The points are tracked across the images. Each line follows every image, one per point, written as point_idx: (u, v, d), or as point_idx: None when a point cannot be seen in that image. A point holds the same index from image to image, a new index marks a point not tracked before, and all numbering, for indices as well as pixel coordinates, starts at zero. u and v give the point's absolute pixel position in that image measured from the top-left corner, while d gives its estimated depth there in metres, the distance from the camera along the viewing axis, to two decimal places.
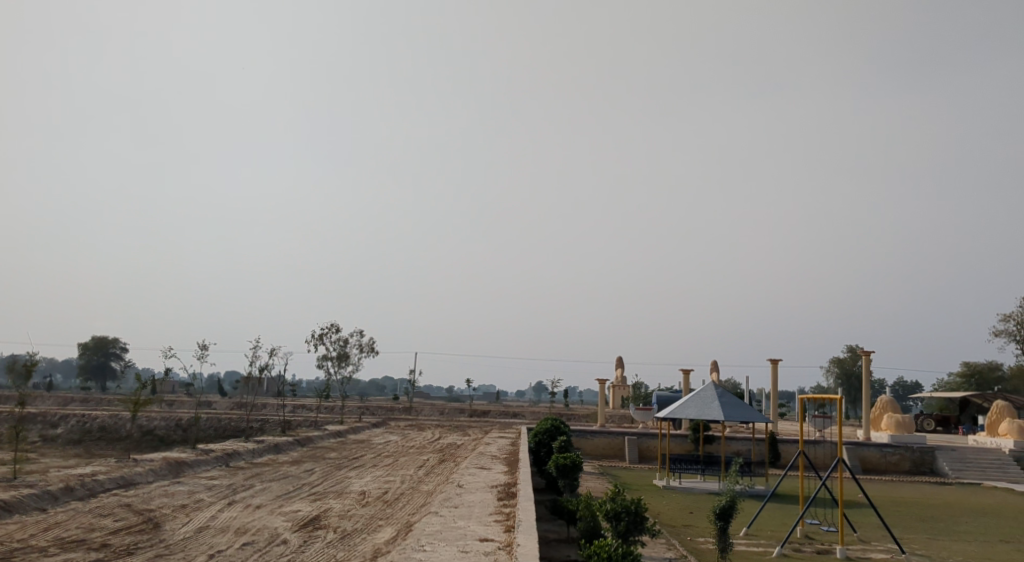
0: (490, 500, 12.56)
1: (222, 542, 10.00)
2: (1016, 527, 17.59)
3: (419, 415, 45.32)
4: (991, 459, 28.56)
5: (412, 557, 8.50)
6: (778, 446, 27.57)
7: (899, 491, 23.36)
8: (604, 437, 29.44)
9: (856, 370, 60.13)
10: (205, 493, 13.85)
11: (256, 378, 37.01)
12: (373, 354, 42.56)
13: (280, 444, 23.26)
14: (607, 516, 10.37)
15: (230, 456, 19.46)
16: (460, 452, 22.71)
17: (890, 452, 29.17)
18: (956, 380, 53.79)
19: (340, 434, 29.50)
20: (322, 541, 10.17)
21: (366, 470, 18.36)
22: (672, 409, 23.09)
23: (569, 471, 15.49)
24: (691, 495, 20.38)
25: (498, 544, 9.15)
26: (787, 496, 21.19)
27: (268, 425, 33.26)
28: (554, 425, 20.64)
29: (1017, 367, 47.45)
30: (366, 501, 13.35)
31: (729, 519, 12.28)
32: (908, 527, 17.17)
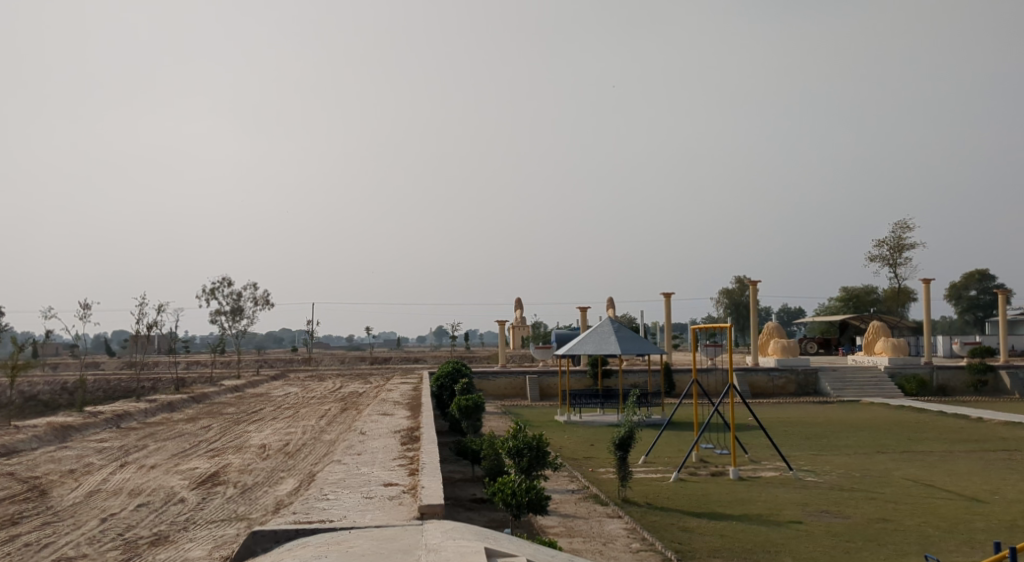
0: (394, 445, 12.55)
1: (115, 505, 9.61)
2: (890, 438, 19.04)
3: (320, 366, 44.75)
4: (868, 377, 30.68)
5: (315, 506, 8.39)
6: (673, 376, 28.71)
7: (785, 412, 24.82)
8: (506, 377, 29.88)
9: (744, 300, 62.99)
10: (95, 456, 13.26)
11: (145, 336, 35.51)
12: (268, 306, 41.46)
13: (175, 402, 22.51)
14: (510, 453, 10.52)
15: (121, 418, 18.68)
16: (363, 400, 22.58)
17: (776, 376, 30.92)
18: (836, 303, 57.22)
19: (239, 388, 28.80)
20: (222, 497, 9.94)
21: (267, 423, 18.01)
22: (571, 346, 23.58)
23: (472, 412, 15.64)
24: (592, 429, 21.01)
25: (402, 488, 9.15)
26: (683, 424, 22.14)
27: (161, 384, 32.09)
28: (455, 368, 20.75)
29: (890, 290, 50.83)
30: (267, 454, 13.09)
31: (628, 448, 12.72)
32: (795, 445, 18.30)
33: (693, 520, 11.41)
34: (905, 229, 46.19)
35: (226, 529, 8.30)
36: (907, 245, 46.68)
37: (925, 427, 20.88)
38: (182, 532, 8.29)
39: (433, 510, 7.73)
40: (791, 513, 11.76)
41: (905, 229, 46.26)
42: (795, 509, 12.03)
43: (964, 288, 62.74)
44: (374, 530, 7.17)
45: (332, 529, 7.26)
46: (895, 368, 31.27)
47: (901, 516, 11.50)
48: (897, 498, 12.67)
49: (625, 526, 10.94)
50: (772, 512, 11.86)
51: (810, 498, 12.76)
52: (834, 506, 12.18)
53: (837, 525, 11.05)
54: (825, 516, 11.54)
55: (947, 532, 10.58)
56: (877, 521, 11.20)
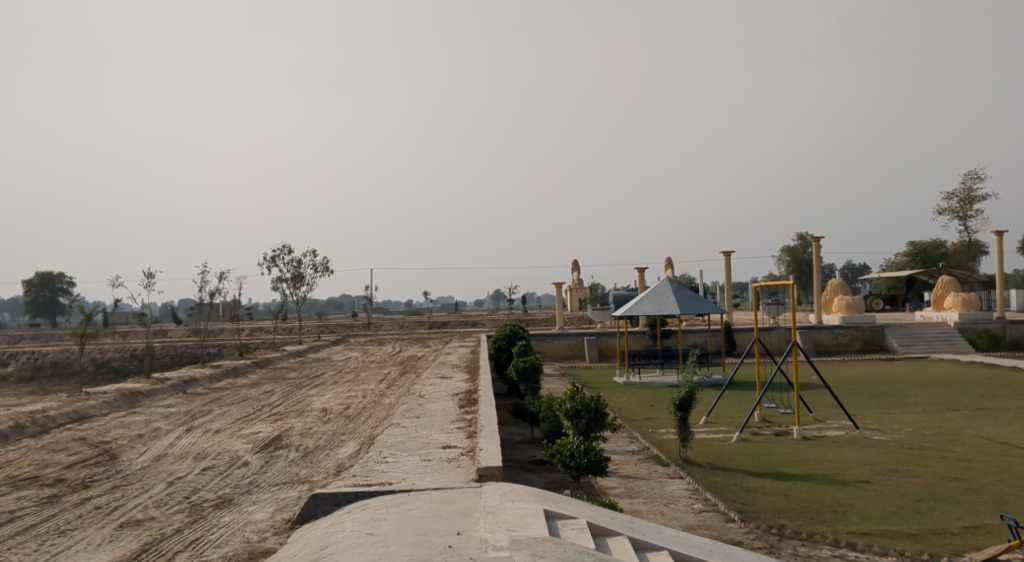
0: (452, 408, 12.57)
1: (181, 469, 9.83)
2: (962, 395, 18.35)
3: (379, 330, 45.36)
4: (937, 333, 29.67)
5: (375, 469, 8.40)
6: (733, 335, 28.21)
7: (850, 370, 24.17)
8: (563, 339, 29.78)
9: (806, 257, 61.44)
10: (163, 421, 13.61)
11: (209, 304, 36.43)
12: (327, 273, 42.01)
13: (239, 368, 23.05)
14: (568, 415, 10.39)
15: (187, 384, 19.17)
16: (421, 364, 22.75)
17: (841, 333, 30.14)
18: (902, 259, 55.40)
19: (300, 353, 29.37)
20: (284, 460, 10.06)
21: (328, 387, 18.28)
22: (629, 307, 23.29)
23: (530, 374, 15.56)
24: (651, 389, 20.79)
25: (461, 450, 9.11)
26: (744, 383, 21.74)
27: (226, 350, 32.88)
28: (512, 330, 20.71)
29: (960, 243, 48.94)
30: (328, 418, 13.27)
31: (688, 409, 12.48)
32: (861, 404, 17.79)
33: (757, 480, 11.16)
34: (977, 179, 44.21)
35: (288, 492, 8.40)
36: (978, 196, 44.73)
37: (999, 383, 20.09)
38: (245, 495, 8.41)
39: (492, 472, 7.67)
40: (858, 473, 11.40)
41: (976, 179, 44.29)
42: (863, 469, 11.66)
43: None
44: (433, 492, 7.13)
45: (391, 492, 7.26)
46: (965, 323, 30.16)
47: (974, 474, 11.04)
48: (970, 456, 12.18)
49: (686, 487, 10.76)
50: (838, 472, 11.52)
51: (878, 457, 12.36)
52: (903, 465, 11.77)
53: (907, 485, 10.67)
54: (895, 476, 11.14)
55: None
56: (949, 480, 10.77)
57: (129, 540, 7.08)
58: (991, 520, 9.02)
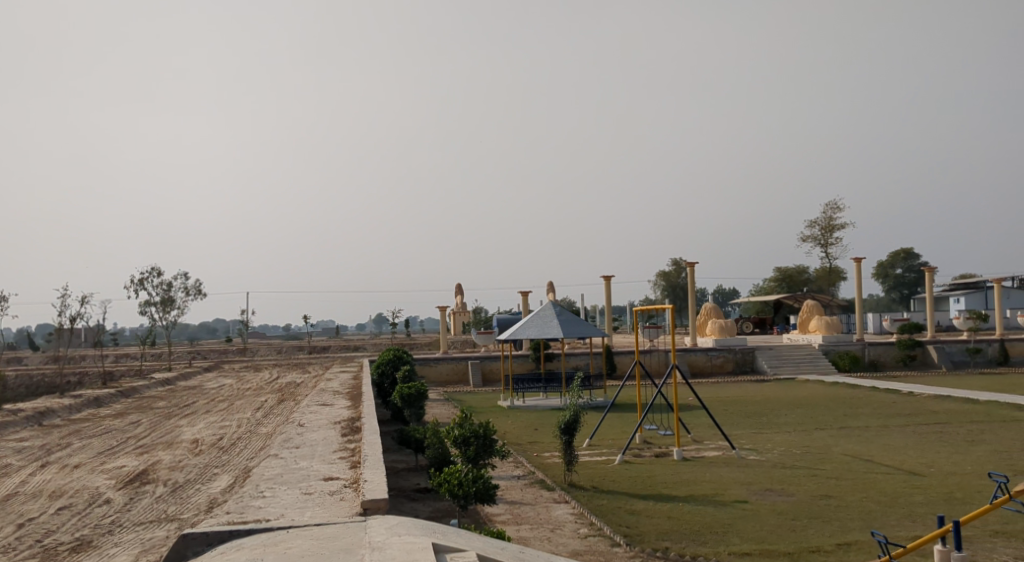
0: (334, 437, 12.12)
1: (33, 509, 8.97)
2: (827, 414, 19.36)
3: (256, 356, 43.62)
4: (802, 355, 31.32)
5: (251, 505, 7.91)
6: (614, 358, 28.80)
7: (724, 391, 25.13)
8: (448, 363, 29.55)
9: (681, 281, 63.83)
10: (13, 456, 12.45)
11: (69, 329, 33.98)
12: (200, 296, 40.10)
13: (101, 397, 21.52)
14: (456, 442, 10.20)
15: (43, 415, 17.69)
16: (301, 390, 21.99)
17: (715, 355, 31.31)
18: (770, 283, 58.49)
19: (170, 381, 27.79)
20: (151, 496, 9.37)
21: (200, 417, 17.30)
22: (513, 330, 23.36)
23: (414, 400, 15.25)
24: (536, 413, 20.85)
25: (344, 482, 8.75)
26: (626, 405, 22.18)
27: (87, 379, 30.69)
28: (396, 355, 20.31)
29: (822, 269, 52.11)
30: (200, 450, 12.50)
31: (573, 432, 12.53)
32: (736, 424, 18.44)
33: (640, 502, 11.30)
34: (836, 209, 47.31)
35: (155, 531, 7.79)
36: (837, 225, 47.85)
37: (858, 402, 21.35)
38: (106, 536, 7.74)
39: (377, 505, 7.37)
40: (736, 493, 11.74)
41: (836, 210, 47.36)
42: (741, 488, 12.02)
43: (890, 266, 64.81)
44: (314, 528, 6.78)
45: (269, 529, 6.84)
46: (828, 345, 31.99)
47: (843, 492, 11.58)
48: (838, 474, 12.78)
49: (572, 511, 10.76)
50: (717, 492, 11.82)
51: (753, 477, 12.77)
52: (777, 484, 12.21)
53: (783, 504, 11.05)
54: (771, 495, 11.54)
55: (889, 507, 10.67)
56: (820, 498, 11.24)
57: None
58: (860, 536, 9.44)
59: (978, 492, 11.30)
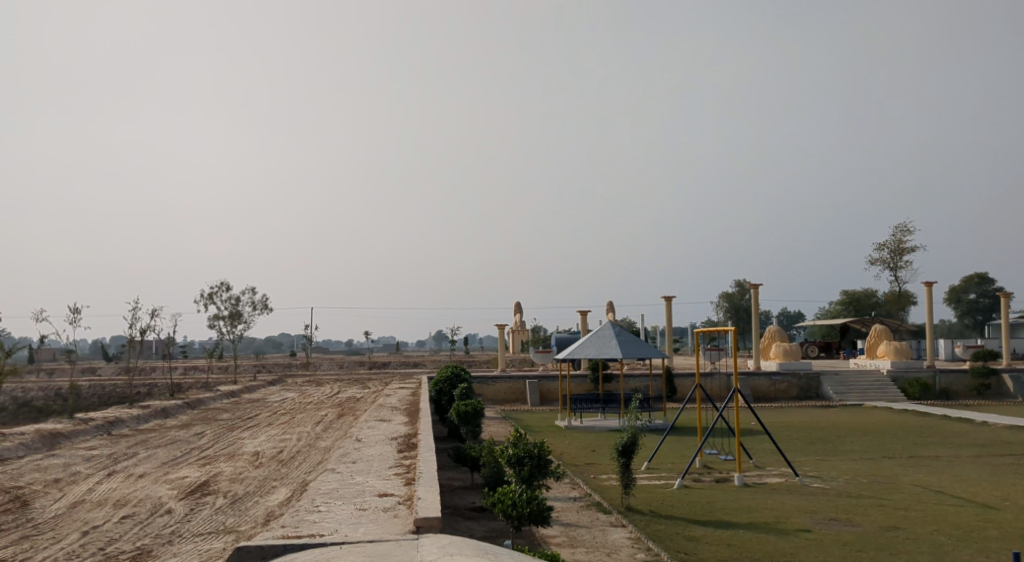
0: (390, 453, 12.17)
1: (98, 517, 9.22)
2: (896, 443, 18.65)
3: (318, 370, 44.36)
4: (870, 381, 30.31)
5: (306, 519, 7.97)
6: (674, 380, 28.33)
7: (787, 416, 24.45)
8: (506, 382, 29.51)
9: (744, 303, 62.65)
10: (83, 464, 12.86)
11: (142, 341, 35.15)
12: (266, 311, 41.01)
13: (169, 408, 22.14)
14: (511, 462, 10.12)
15: (112, 424, 18.25)
16: (360, 405, 22.22)
17: (778, 380, 30.54)
18: (836, 306, 56.97)
19: (234, 393, 28.42)
20: (211, 507, 9.54)
21: (261, 430, 17.62)
22: (572, 349, 23.20)
23: (471, 418, 15.23)
24: (593, 434, 20.62)
25: (398, 498, 8.76)
26: (685, 428, 21.77)
27: (156, 390, 31.62)
28: (454, 372, 20.36)
29: (891, 293, 50.51)
30: (260, 462, 12.70)
31: (631, 455, 12.32)
32: (800, 450, 17.90)
33: (699, 529, 11.02)
34: (906, 232, 45.84)
35: (212, 543, 7.91)
36: (907, 248, 46.34)
37: (929, 431, 20.51)
38: (166, 546, 7.89)
39: (430, 524, 7.34)
40: (799, 522, 11.35)
41: (906, 232, 45.91)
42: (804, 517, 11.63)
43: (963, 291, 62.43)
44: (367, 545, 6.78)
45: (323, 544, 6.87)
46: (897, 371, 30.90)
47: (912, 524, 11.09)
48: (906, 505, 12.27)
49: (628, 535, 10.55)
50: (779, 520, 11.46)
51: (817, 505, 12.35)
52: (842, 513, 11.78)
53: (847, 534, 10.65)
54: (835, 524, 11.13)
55: (961, 541, 10.18)
56: (888, 529, 10.79)
57: None
58: None
59: None
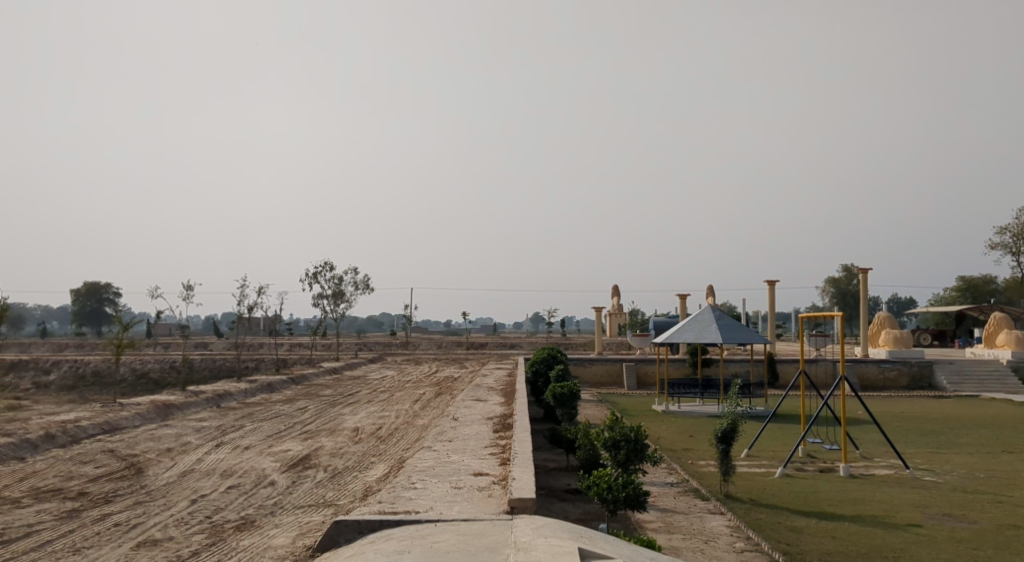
0: (486, 433, 12.21)
1: (206, 486, 9.61)
2: (1017, 437, 17.45)
3: (416, 349, 45.26)
4: (989, 371, 28.49)
5: (401, 496, 8.04)
6: (777, 366, 27.40)
7: (898, 406, 23.24)
8: (602, 364, 29.28)
9: (850, 288, 60.07)
10: (193, 435, 13.47)
11: (249, 318, 36.65)
12: (367, 290, 42.00)
13: (274, 383, 23.00)
14: (606, 445, 9.94)
15: (221, 398, 19.08)
16: (457, 385, 22.49)
17: (888, 368, 29.08)
18: (951, 293, 53.88)
19: (336, 370, 29.27)
20: (311, 481, 9.79)
21: (361, 406, 18.05)
22: (670, 333, 22.74)
23: (566, 400, 15.11)
24: (691, 419, 20.16)
25: (493, 478, 8.74)
26: (788, 416, 21.01)
27: (263, 365, 32.94)
28: (550, 353, 20.29)
29: (1013, 279, 47.31)
30: (359, 438, 13.00)
31: (730, 441, 11.92)
32: (910, 442, 16.97)
33: (802, 519, 10.57)
34: None
35: (312, 516, 8.09)
36: None
37: None
38: (269, 517, 8.14)
39: (524, 504, 7.27)
40: (909, 516, 10.74)
41: None
42: (914, 511, 10.98)
43: None
44: (461, 524, 6.77)
45: (418, 521, 6.90)
46: (1019, 362, 28.92)
47: None
48: None
49: (727, 523, 10.21)
50: (887, 514, 10.86)
51: (929, 499, 11.65)
52: (957, 508, 11.07)
53: (962, 531, 9.99)
54: (948, 520, 10.47)
55: None
56: (1008, 528, 10.06)
57: None
58: None
59: None
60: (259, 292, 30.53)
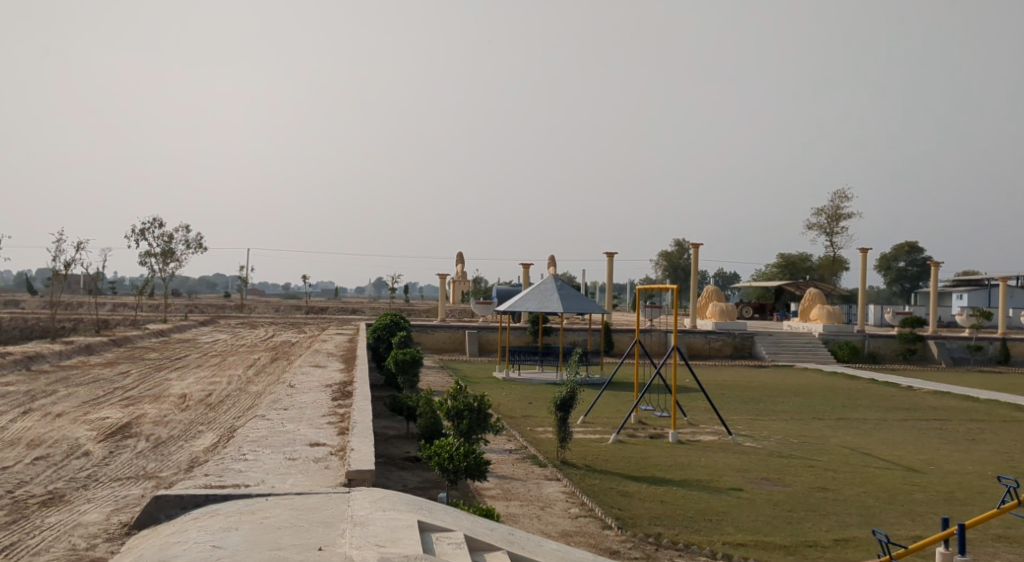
0: (324, 401, 11.79)
1: (8, 457, 8.66)
2: (825, 404, 19.09)
3: (253, 313, 43.46)
4: (802, 343, 31.02)
5: (230, 468, 7.57)
6: (613, 336, 28.49)
7: (723, 375, 24.83)
8: (445, 331, 29.28)
9: (683, 262, 63.48)
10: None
11: (66, 275, 33.70)
12: (201, 250, 39.73)
13: (93, 345, 21.26)
14: (449, 414, 9.87)
15: (31, 359, 17.40)
16: (296, 350, 21.72)
17: (714, 339, 31.01)
18: (771, 269, 58.20)
19: (164, 333, 27.49)
20: (131, 451, 9.07)
21: (190, 371, 17.04)
22: (513, 302, 23.00)
23: (409, 366, 14.91)
24: (531, 386, 20.57)
25: (331, 449, 8.43)
26: (622, 383, 21.89)
27: (82, 326, 30.41)
28: (393, 320, 19.94)
29: (825, 258, 51.70)
30: (187, 405, 12.21)
31: (569, 409, 12.17)
32: (733, 409, 18.14)
33: (633, 484, 11.01)
34: (844, 198, 46.75)
35: (130, 490, 7.46)
36: (844, 215, 47.30)
37: (856, 394, 21.06)
38: (80, 491, 7.43)
39: (362, 477, 7.06)
40: (731, 480, 11.44)
41: (844, 199, 46.82)
42: (736, 476, 11.73)
43: (893, 259, 64.33)
44: (295, 498, 6.45)
45: (247, 496, 6.52)
46: (828, 335, 31.68)
47: (840, 485, 11.26)
48: (835, 467, 12.49)
49: (563, 489, 10.46)
50: (712, 478, 11.53)
51: (749, 464, 12.49)
52: (774, 473, 11.92)
53: (778, 493, 10.78)
54: (766, 484, 11.26)
55: (887, 504, 10.36)
56: (817, 491, 10.94)
57: None
58: (858, 533, 9.11)
59: (979, 493, 10.98)
60: (79, 247, 28.00)
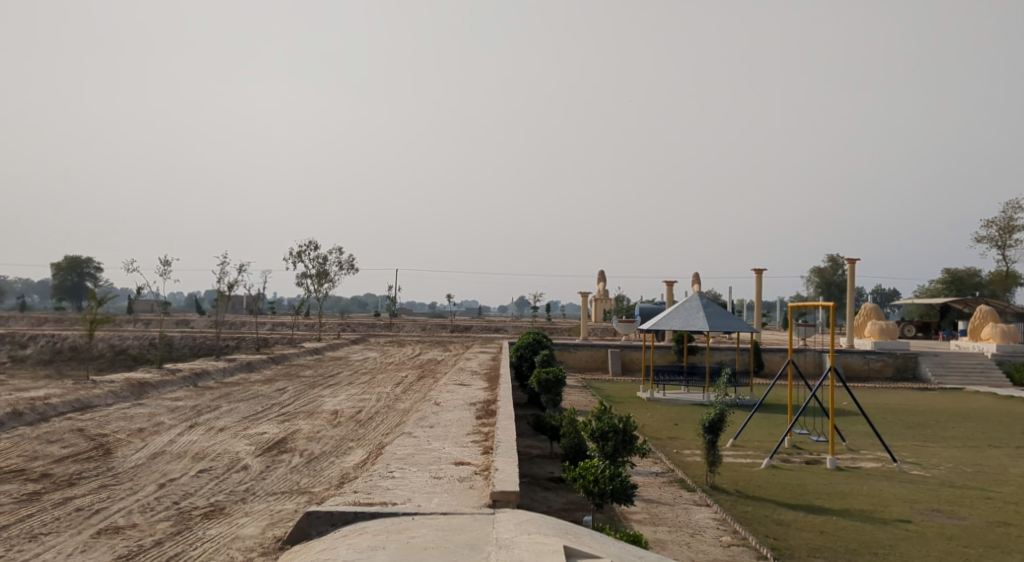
0: (468, 419, 11.85)
1: (176, 469, 9.23)
2: (1003, 431, 17.32)
3: (400, 331, 44.92)
4: (974, 364, 28.44)
5: (378, 485, 7.67)
6: (762, 355, 27.23)
7: (884, 398, 23.10)
8: (587, 350, 29.02)
9: (836, 279, 60.11)
10: (168, 415, 13.05)
11: (232, 296, 36.13)
12: (352, 271, 41.52)
13: (254, 362, 22.56)
14: (594, 435, 9.59)
15: (198, 376, 18.65)
16: (440, 368, 22.14)
17: (873, 359, 29.03)
18: (936, 286, 54.06)
19: (317, 351, 28.81)
20: (286, 466, 9.44)
21: (341, 388, 17.71)
22: (657, 321, 22.43)
23: (551, 386, 14.77)
24: (675, 407, 19.95)
25: (475, 468, 8.39)
26: (775, 405, 20.80)
27: (244, 344, 32.41)
28: (536, 339, 19.90)
29: (997, 273, 47.43)
30: (338, 421, 12.62)
31: (718, 432, 11.59)
32: (897, 434, 16.78)
33: (789, 512, 10.32)
34: (1017, 208, 42.74)
35: (284, 504, 7.72)
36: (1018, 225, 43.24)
37: None
38: (239, 504, 7.76)
39: (507, 498, 6.94)
40: (898, 511, 10.50)
41: (1017, 208, 42.81)
42: (903, 506, 10.75)
43: None
44: (440, 518, 6.42)
45: (394, 514, 6.56)
46: (1003, 355, 28.91)
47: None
48: (1017, 500, 11.22)
49: (714, 516, 9.95)
50: (876, 508, 10.63)
51: (918, 494, 11.44)
52: (946, 504, 10.85)
53: (952, 527, 9.76)
54: (937, 516, 10.25)
55: None
56: (998, 525, 9.83)
57: (102, 552, 6.42)
58: None
59: None
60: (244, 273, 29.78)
